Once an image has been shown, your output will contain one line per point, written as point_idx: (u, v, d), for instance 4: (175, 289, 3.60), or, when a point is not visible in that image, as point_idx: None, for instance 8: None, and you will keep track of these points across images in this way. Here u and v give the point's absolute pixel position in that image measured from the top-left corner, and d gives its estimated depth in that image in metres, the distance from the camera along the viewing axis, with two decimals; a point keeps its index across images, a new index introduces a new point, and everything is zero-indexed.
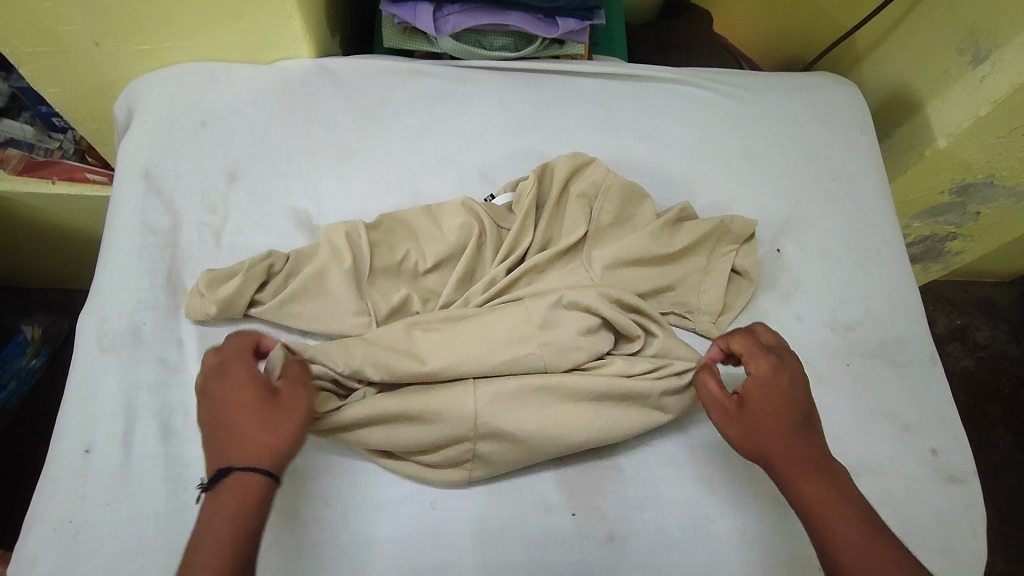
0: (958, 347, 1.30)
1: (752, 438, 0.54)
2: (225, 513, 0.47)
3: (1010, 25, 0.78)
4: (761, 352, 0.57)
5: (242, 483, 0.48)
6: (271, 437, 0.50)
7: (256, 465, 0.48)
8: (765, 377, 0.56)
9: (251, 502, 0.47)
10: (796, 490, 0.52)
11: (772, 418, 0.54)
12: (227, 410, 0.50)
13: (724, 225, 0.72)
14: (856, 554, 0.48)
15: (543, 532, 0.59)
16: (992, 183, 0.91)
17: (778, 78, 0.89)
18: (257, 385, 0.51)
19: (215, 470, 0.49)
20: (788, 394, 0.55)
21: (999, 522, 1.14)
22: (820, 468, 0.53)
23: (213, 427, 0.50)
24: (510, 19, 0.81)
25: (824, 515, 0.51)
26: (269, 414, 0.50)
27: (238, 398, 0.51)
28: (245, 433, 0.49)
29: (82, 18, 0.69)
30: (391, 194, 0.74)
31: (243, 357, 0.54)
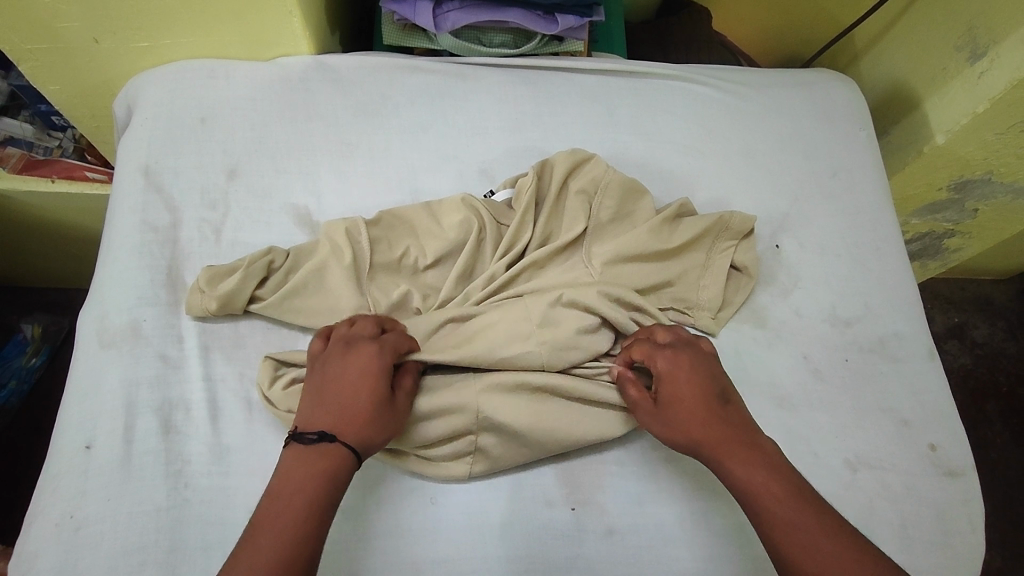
0: (956, 345, 1.31)
1: (676, 433, 0.56)
2: (317, 478, 0.49)
3: (1008, 22, 0.78)
4: (660, 351, 0.60)
5: (340, 458, 0.50)
6: (374, 433, 0.53)
7: (355, 451, 0.51)
8: (670, 371, 0.58)
9: (339, 478, 0.50)
10: (731, 473, 0.53)
11: (689, 407, 0.56)
12: (356, 385, 0.53)
13: (724, 221, 0.72)
14: (791, 528, 0.49)
15: (543, 527, 0.59)
16: (990, 180, 0.92)
17: (776, 75, 0.89)
18: (384, 377, 0.55)
19: (326, 432, 0.51)
20: (697, 382, 0.57)
21: (997, 519, 1.14)
22: (747, 447, 0.54)
23: (335, 393, 0.53)
24: (510, 16, 0.81)
25: (761, 496, 0.51)
26: (385, 414, 0.54)
27: (374, 383, 0.54)
28: (359, 416, 0.52)
29: (82, 15, 0.69)
30: (391, 190, 0.74)
31: (392, 346, 0.57)
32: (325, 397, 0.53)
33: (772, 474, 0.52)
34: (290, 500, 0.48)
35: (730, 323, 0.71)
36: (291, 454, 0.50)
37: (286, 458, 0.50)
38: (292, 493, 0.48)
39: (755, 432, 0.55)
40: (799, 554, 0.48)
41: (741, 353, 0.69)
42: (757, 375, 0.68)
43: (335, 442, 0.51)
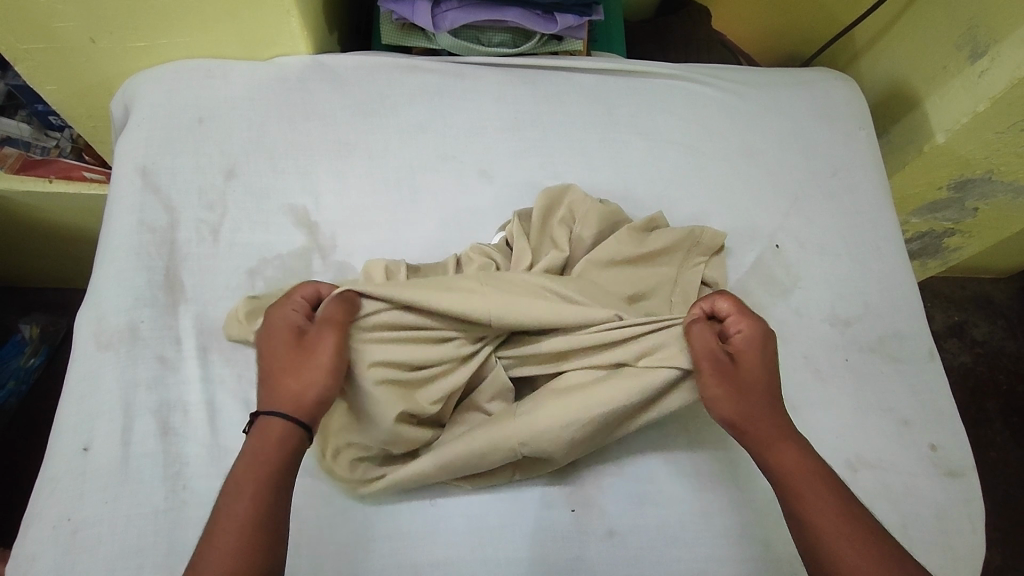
0: (956, 343, 1.31)
1: (738, 399, 0.54)
2: (245, 457, 0.49)
3: (1008, 20, 0.78)
4: (751, 318, 0.58)
5: (264, 428, 0.50)
6: (294, 381, 0.52)
7: (277, 414, 0.51)
8: (758, 341, 0.57)
9: (270, 448, 0.49)
10: (777, 449, 0.52)
11: (757, 381, 0.55)
12: (268, 353, 0.54)
13: (694, 236, 0.71)
14: (829, 518, 0.49)
15: (543, 527, 0.59)
16: (990, 179, 0.91)
17: (776, 74, 0.89)
18: (287, 332, 0.55)
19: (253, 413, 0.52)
20: (766, 362, 0.57)
21: (997, 518, 1.14)
22: (794, 434, 0.54)
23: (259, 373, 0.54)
24: (508, 15, 0.81)
25: (803, 476, 0.51)
26: (296, 362, 0.53)
27: (275, 346, 0.54)
28: (273, 377, 0.52)
29: (78, 15, 0.68)
30: (389, 190, 0.73)
31: (292, 304, 0.57)
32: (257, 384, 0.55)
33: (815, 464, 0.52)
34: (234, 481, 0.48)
35: None
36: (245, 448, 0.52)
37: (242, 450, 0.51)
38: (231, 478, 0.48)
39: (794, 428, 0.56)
40: (833, 537, 0.48)
41: None
42: None
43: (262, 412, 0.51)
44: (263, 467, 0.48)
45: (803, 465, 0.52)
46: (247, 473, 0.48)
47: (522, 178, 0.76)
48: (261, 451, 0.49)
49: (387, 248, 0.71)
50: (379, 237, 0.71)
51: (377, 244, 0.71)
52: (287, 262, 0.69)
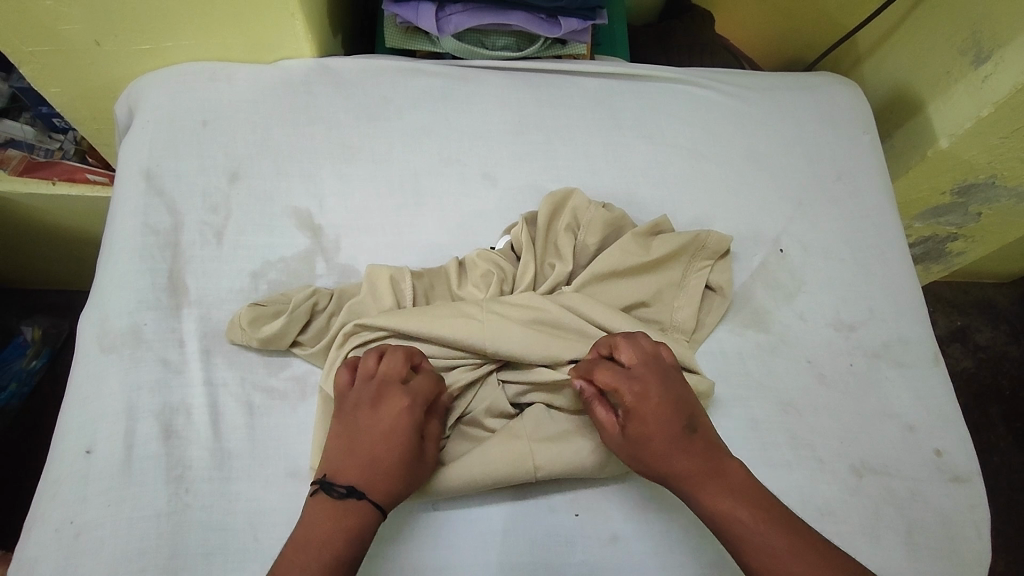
0: (958, 348, 1.30)
1: (639, 464, 0.55)
2: (341, 533, 0.49)
3: (1011, 26, 0.78)
4: (623, 380, 0.55)
5: (366, 512, 0.51)
6: (402, 486, 0.53)
7: (381, 506, 0.51)
8: (634, 405, 0.55)
9: (365, 534, 0.50)
10: (698, 503, 0.52)
11: (652, 443, 0.54)
12: (389, 434, 0.53)
13: (700, 240, 0.71)
14: (762, 558, 0.49)
15: (545, 531, 0.58)
16: (994, 184, 0.91)
17: (779, 78, 0.89)
18: (415, 428, 0.54)
19: (351, 485, 0.51)
20: (655, 417, 0.54)
21: (1001, 524, 1.14)
22: (712, 474, 0.52)
23: (366, 444, 0.53)
24: (512, 19, 0.81)
25: (730, 522, 0.50)
26: (413, 469, 0.54)
27: (395, 437, 0.53)
28: (389, 467, 0.52)
29: (84, 17, 0.68)
30: (392, 193, 0.73)
31: (421, 402, 0.55)
32: (351, 446, 0.53)
33: (740, 500, 0.51)
34: (319, 545, 0.48)
35: (733, 328, 0.70)
36: (318, 502, 0.51)
37: (314, 507, 0.51)
38: (319, 543, 0.49)
39: (722, 452, 0.54)
40: None
41: (745, 358, 0.69)
42: (761, 380, 0.68)
43: (369, 497, 0.51)
44: (356, 546, 0.50)
45: (722, 509, 0.51)
46: (344, 546, 0.49)
47: (525, 182, 0.76)
48: (359, 534, 0.50)
49: (392, 251, 0.71)
50: (383, 240, 0.71)
51: (381, 247, 0.71)
52: (292, 265, 0.69)
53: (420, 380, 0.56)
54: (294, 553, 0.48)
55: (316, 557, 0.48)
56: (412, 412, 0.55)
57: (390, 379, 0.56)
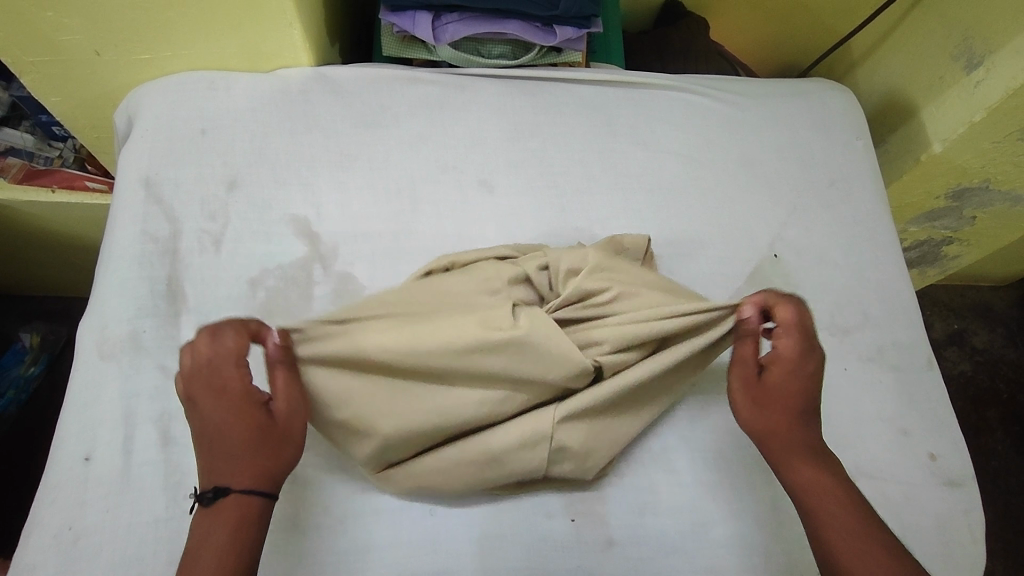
0: (956, 352, 1.31)
1: (759, 408, 0.56)
2: (222, 535, 0.47)
3: (1003, 32, 0.79)
4: (794, 328, 0.55)
5: (242, 505, 0.48)
6: (269, 459, 0.50)
7: (256, 493, 0.49)
8: (791, 354, 0.55)
9: (249, 526, 0.48)
10: (790, 472, 0.54)
11: (784, 395, 0.55)
12: (225, 418, 0.50)
13: (617, 241, 0.70)
14: (843, 532, 0.50)
15: (543, 536, 0.59)
16: (988, 188, 0.92)
17: (773, 84, 0.90)
18: (250, 397, 0.51)
19: (214, 486, 0.49)
20: (802, 374, 0.55)
21: (998, 527, 1.14)
22: (815, 452, 0.54)
23: (211, 438, 0.50)
24: (508, 28, 0.82)
25: (816, 497, 0.52)
26: (268, 438, 0.51)
27: (232, 420, 0.50)
28: (241, 451, 0.49)
29: (84, 27, 0.69)
30: (390, 201, 0.74)
31: (235, 372, 0.51)
32: (202, 443, 0.50)
33: (839, 483, 0.53)
34: (202, 554, 0.47)
35: None
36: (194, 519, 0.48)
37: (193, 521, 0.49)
38: (200, 553, 0.47)
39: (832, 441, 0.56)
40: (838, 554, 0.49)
41: None
42: None
43: (235, 486, 0.49)
44: (246, 541, 0.48)
45: (821, 482, 0.53)
46: (229, 546, 0.47)
47: (522, 188, 0.77)
48: (243, 528, 0.48)
49: (388, 258, 0.71)
50: (381, 248, 0.72)
51: (378, 254, 0.71)
52: (289, 272, 0.69)
53: (230, 345, 0.52)
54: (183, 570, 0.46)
55: (201, 564, 0.46)
56: (228, 388, 0.51)
57: (198, 363, 0.51)
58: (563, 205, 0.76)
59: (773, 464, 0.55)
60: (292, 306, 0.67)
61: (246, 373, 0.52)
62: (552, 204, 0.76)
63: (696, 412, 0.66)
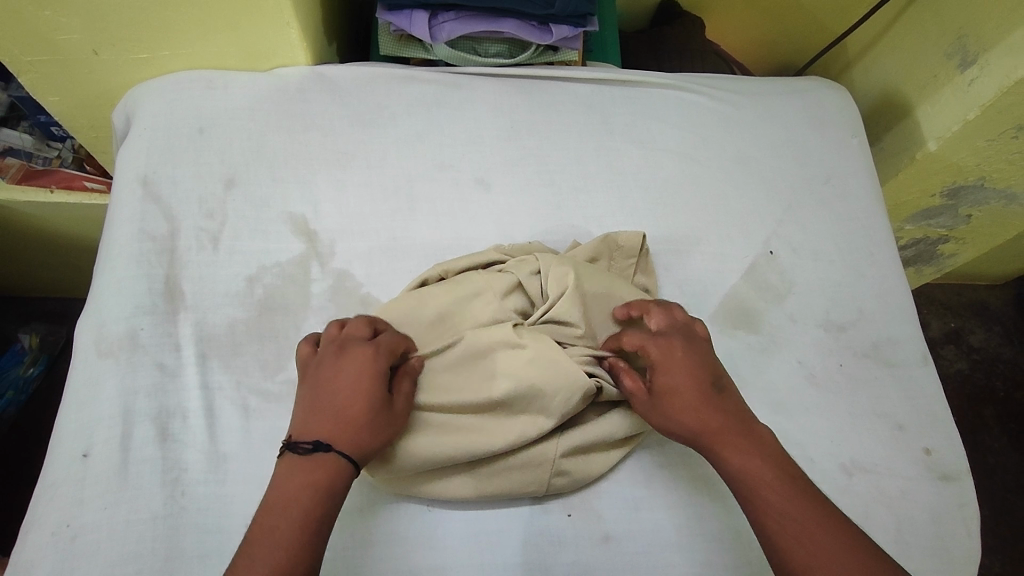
0: (952, 350, 1.31)
1: (667, 420, 0.56)
2: (310, 490, 0.49)
3: (996, 30, 0.79)
4: (651, 339, 0.59)
5: (335, 468, 0.51)
6: (373, 436, 0.53)
7: (351, 461, 0.52)
8: (660, 361, 0.57)
9: (335, 490, 0.50)
10: (726, 464, 0.54)
11: (683, 396, 0.56)
12: (353, 388, 0.54)
13: (612, 241, 0.70)
14: (784, 517, 0.50)
15: (540, 531, 0.59)
16: (982, 186, 0.92)
17: (769, 83, 0.90)
18: (381, 378, 0.55)
19: (318, 440, 0.52)
20: (686, 368, 0.57)
21: (995, 524, 1.14)
22: (742, 435, 0.54)
23: (331, 400, 0.54)
24: (504, 27, 0.83)
25: (753, 485, 0.52)
26: (383, 420, 0.54)
27: (360, 388, 0.54)
28: (358, 420, 0.53)
29: (81, 26, 0.69)
30: (387, 198, 0.74)
31: (384, 350, 0.57)
32: (319, 403, 0.54)
33: (766, 462, 0.53)
34: (288, 502, 0.49)
35: (724, 329, 0.71)
36: (286, 464, 0.51)
37: (281, 469, 0.51)
38: (289, 501, 0.49)
39: (750, 418, 0.56)
40: (788, 541, 0.49)
41: (736, 359, 0.69)
42: (753, 382, 0.68)
43: (336, 449, 0.51)
44: (329, 505, 0.50)
45: (750, 467, 0.52)
46: (315, 502, 0.49)
47: (518, 186, 0.77)
48: (331, 489, 0.50)
49: (386, 255, 0.72)
50: (377, 246, 0.72)
51: (375, 252, 0.71)
52: (287, 269, 0.69)
53: (386, 339, 0.58)
54: (266, 515, 0.48)
55: (287, 512, 0.48)
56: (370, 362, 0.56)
57: (355, 337, 0.57)
58: (559, 203, 0.77)
59: (709, 458, 0.55)
60: (290, 303, 0.68)
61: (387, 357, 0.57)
62: (549, 202, 0.77)
63: None
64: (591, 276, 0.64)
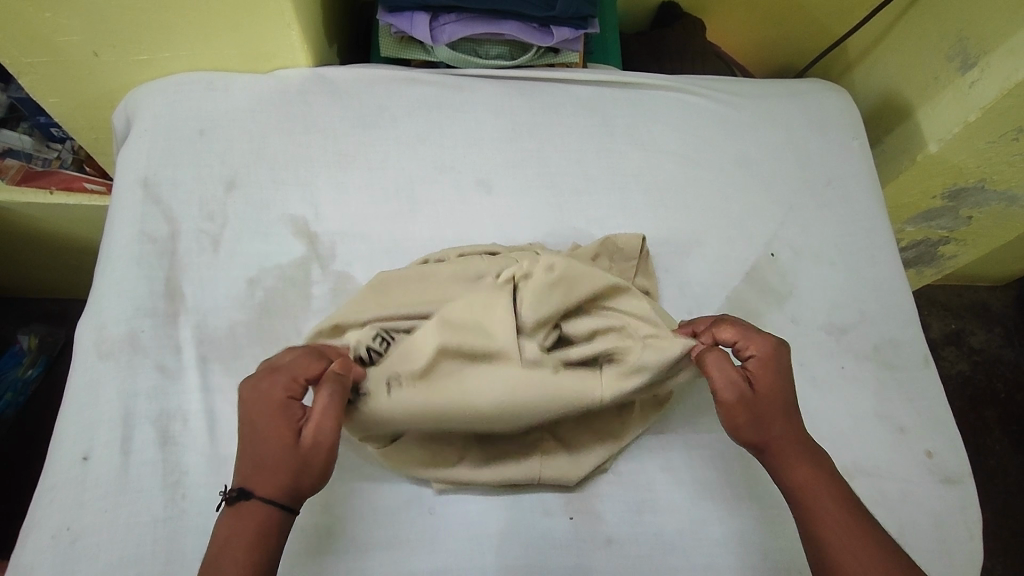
0: (953, 352, 1.31)
1: (756, 421, 0.54)
2: (240, 534, 0.47)
3: (997, 32, 0.79)
4: (754, 333, 0.57)
5: (259, 510, 0.48)
6: (290, 474, 0.48)
7: (274, 502, 0.48)
8: (767, 360, 0.56)
9: (264, 530, 0.48)
10: (788, 474, 0.54)
11: (773, 402, 0.54)
12: (263, 429, 0.49)
13: (611, 243, 0.71)
14: (844, 534, 0.50)
15: (541, 534, 0.59)
16: (983, 188, 0.92)
17: (769, 84, 0.90)
18: (288, 410, 0.50)
19: (241, 488, 0.49)
20: (783, 378, 0.55)
21: (996, 527, 1.14)
22: (807, 451, 0.54)
23: (248, 446, 0.49)
24: (504, 28, 0.82)
25: (816, 498, 0.52)
26: (295, 452, 0.49)
27: (267, 429, 0.49)
28: (271, 462, 0.48)
29: (81, 27, 0.69)
30: (388, 200, 0.74)
31: (285, 379, 0.51)
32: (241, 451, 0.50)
33: (827, 479, 0.53)
34: (221, 548, 0.47)
35: None
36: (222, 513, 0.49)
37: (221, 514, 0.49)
38: (222, 546, 0.47)
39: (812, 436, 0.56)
40: (847, 558, 0.49)
41: None
42: None
43: (255, 495, 0.48)
44: (261, 549, 0.47)
45: (815, 483, 0.53)
46: (245, 545, 0.47)
47: (519, 188, 0.77)
48: (258, 532, 0.48)
49: (387, 257, 0.72)
50: (378, 248, 0.72)
51: (376, 254, 0.71)
52: (288, 271, 0.69)
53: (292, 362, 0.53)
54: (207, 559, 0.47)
55: (221, 556, 0.47)
56: (271, 401, 0.50)
57: (263, 371, 0.52)
58: (560, 206, 0.76)
59: (770, 465, 0.55)
60: (290, 305, 0.68)
61: (291, 387, 0.51)
62: (550, 204, 0.76)
63: (693, 409, 0.66)
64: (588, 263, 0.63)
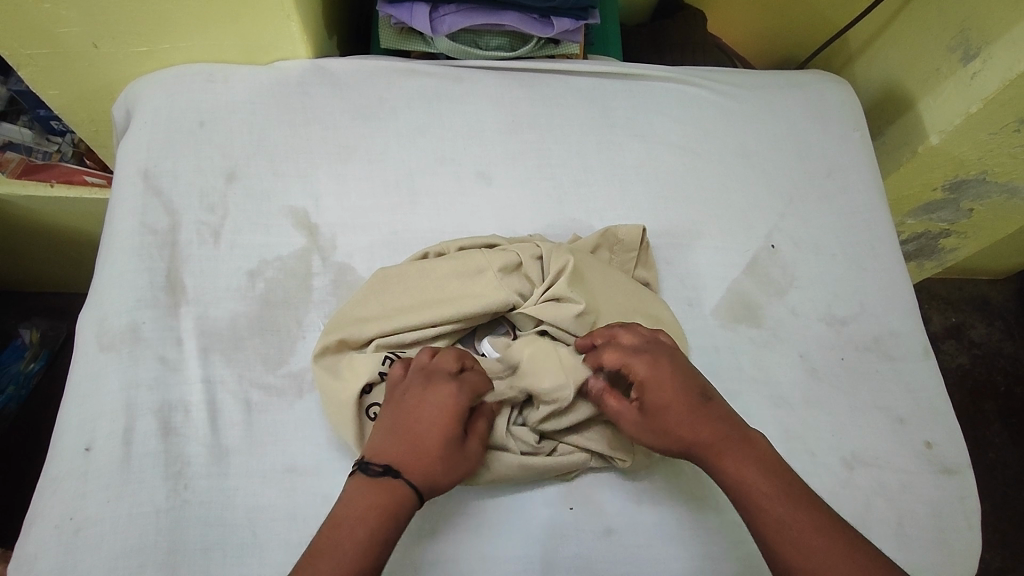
0: (953, 345, 1.31)
1: (661, 436, 0.55)
2: (372, 510, 0.49)
3: (998, 23, 0.79)
4: (631, 355, 0.57)
5: (398, 493, 0.51)
6: (443, 473, 0.53)
7: (416, 490, 0.51)
8: (648, 376, 0.56)
9: (394, 512, 0.50)
10: (721, 467, 0.53)
11: (672, 409, 0.55)
12: (434, 423, 0.53)
13: (611, 235, 0.70)
14: (781, 524, 0.50)
15: (541, 524, 0.59)
16: (984, 180, 0.92)
17: (770, 76, 0.90)
18: (461, 414, 0.54)
19: (392, 465, 0.52)
20: (673, 383, 0.56)
21: (996, 519, 1.14)
22: (737, 441, 0.54)
23: (409, 432, 0.53)
24: (505, 19, 0.82)
25: (749, 489, 0.52)
26: (456, 457, 0.54)
27: (439, 424, 0.53)
28: (435, 455, 0.53)
29: (81, 18, 0.69)
30: (388, 192, 0.74)
31: (471, 385, 0.56)
32: (397, 430, 0.53)
33: (761, 467, 0.53)
34: (356, 521, 0.49)
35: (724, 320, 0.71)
36: (355, 482, 0.51)
37: (351, 484, 0.51)
38: (355, 520, 0.49)
39: (741, 420, 0.56)
40: (788, 548, 0.49)
41: (738, 352, 0.69)
42: (754, 375, 0.68)
43: (404, 478, 0.51)
44: (390, 530, 0.49)
45: (748, 473, 0.52)
46: (374, 525, 0.49)
47: (520, 179, 0.77)
48: (392, 513, 0.50)
49: (388, 249, 0.71)
50: (378, 239, 0.72)
51: (376, 246, 0.71)
52: (288, 263, 0.69)
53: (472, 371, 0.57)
54: (329, 530, 0.49)
55: (352, 528, 0.48)
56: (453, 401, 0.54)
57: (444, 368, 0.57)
58: (561, 197, 0.76)
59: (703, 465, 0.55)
60: (291, 297, 0.68)
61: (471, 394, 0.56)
62: (550, 196, 0.76)
63: None
64: (590, 267, 0.66)
